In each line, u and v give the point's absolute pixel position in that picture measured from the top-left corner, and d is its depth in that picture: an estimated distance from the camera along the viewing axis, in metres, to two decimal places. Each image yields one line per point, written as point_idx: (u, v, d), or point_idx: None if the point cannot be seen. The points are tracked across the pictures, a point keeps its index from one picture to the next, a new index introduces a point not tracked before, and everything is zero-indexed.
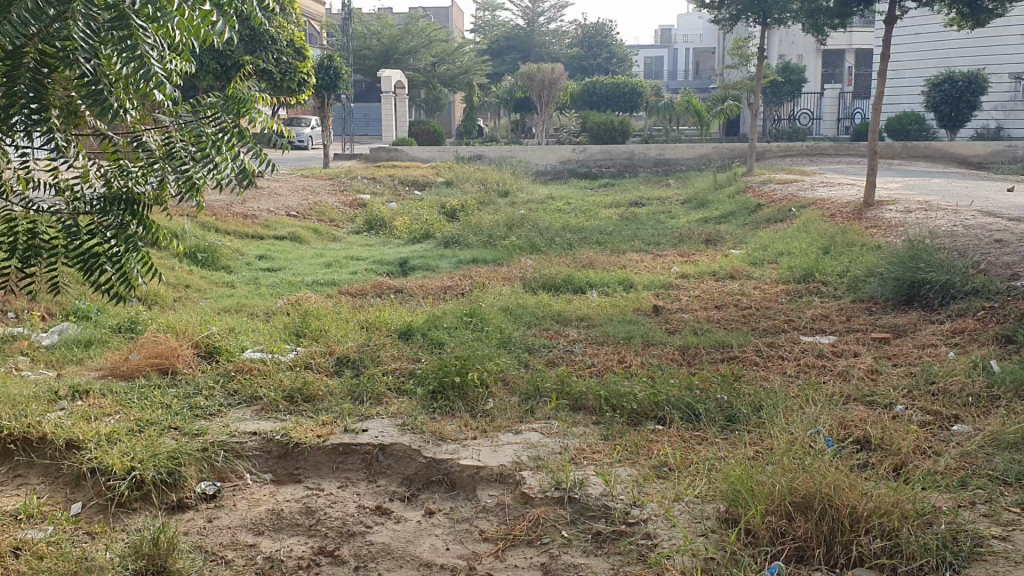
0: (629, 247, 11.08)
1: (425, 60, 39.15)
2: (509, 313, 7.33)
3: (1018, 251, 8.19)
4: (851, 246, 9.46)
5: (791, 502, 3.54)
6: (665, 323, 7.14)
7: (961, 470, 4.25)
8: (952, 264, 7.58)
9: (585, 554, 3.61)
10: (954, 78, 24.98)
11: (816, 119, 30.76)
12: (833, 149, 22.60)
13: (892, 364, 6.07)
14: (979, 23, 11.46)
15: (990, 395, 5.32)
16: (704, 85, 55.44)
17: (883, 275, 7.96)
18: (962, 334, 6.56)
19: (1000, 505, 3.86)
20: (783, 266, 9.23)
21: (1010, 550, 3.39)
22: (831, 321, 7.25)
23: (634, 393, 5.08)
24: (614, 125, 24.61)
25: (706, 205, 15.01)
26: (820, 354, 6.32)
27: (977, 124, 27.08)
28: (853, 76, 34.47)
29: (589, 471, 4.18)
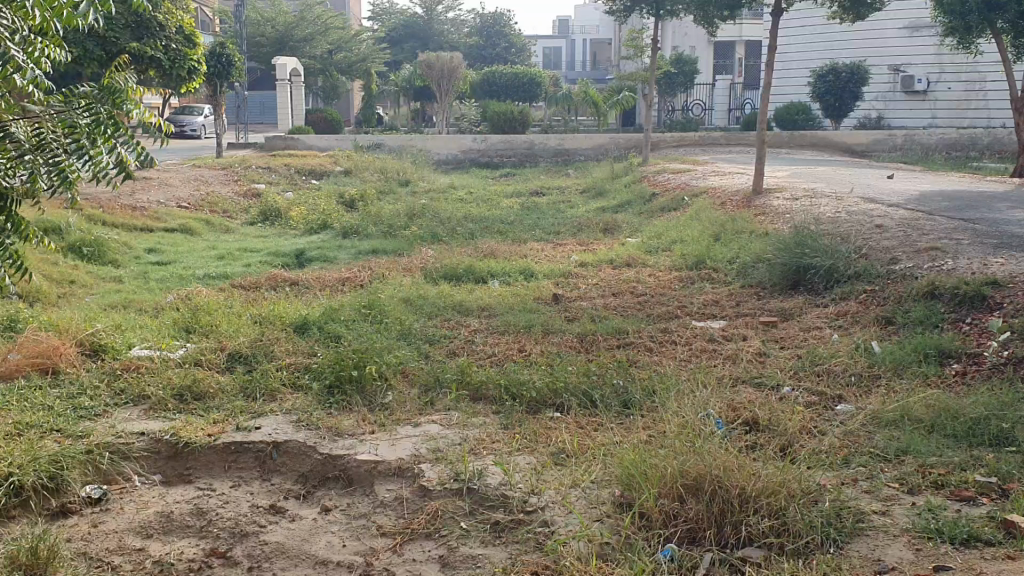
0: (529, 236, 11.14)
1: (321, 47, 38.29)
2: (408, 304, 7.28)
3: (896, 236, 8.56)
4: (741, 233, 9.73)
5: (683, 484, 3.60)
6: (565, 311, 7.20)
7: (844, 448, 4.43)
8: (836, 250, 7.86)
9: (483, 545, 3.62)
10: (838, 70, 25.91)
11: (709, 109, 31.49)
12: (724, 139, 23.17)
13: (779, 346, 6.28)
14: (860, 16, 11.91)
15: (871, 374, 5.56)
16: (601, 76, 56.12)
17: (770, 260, 8.21)
18: (845, 316, 6.84)
19: (881, 480, 4.04)
20: (677, 254, 9.42)
21: (890, 525, 3.56)
22: (722, 306, 7.45)
23: (533, 382, 5.11)
24: (514, 114, 24.60)
25: (604, 194, 15.21)
26: (711, 338, 6.48)
27: (859, 113, 28.28)
28: (742, 67, 35.40)
29: (487, 461, 4.19)
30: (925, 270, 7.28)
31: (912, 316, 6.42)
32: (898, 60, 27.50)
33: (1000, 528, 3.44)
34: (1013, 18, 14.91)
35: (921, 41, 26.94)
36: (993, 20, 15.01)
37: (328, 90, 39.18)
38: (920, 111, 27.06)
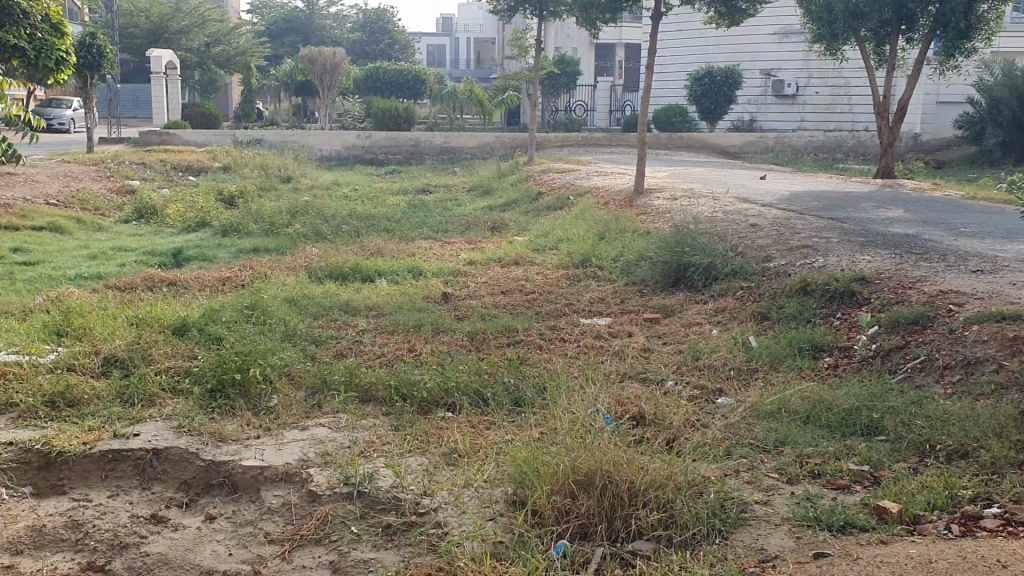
0: (415, 234, 11.07)
1: (199, 39, 37.04)
2: (292, 304, 7.13)
3: (770, 235, 8.88)
4: (624, 232, 9.91)
5: (574, 480, 3.64)
6: (453, 310, 7.19)
7: (726, 440, 4.57)
8: (714, 248, 8.10)
9: (374, 549, 3.58)
10: (713, 73, 26.75)
11: (591, 110, 31.99)
12: (606, 140, 23.54)
13: (663, 342, 6.43)
14: (735, 22, 12.30)
15: (750, 367, 5.75)
16: (485, 75, 56.27)
17: (652, 258, 8.39)
18: (724, 312, 7.05)
19: (762, 471, 4.19)
20: (563, 252, 9.53)
21: (771, 514, 3.69)
22: (607, 303, 7.57)
23: (423, 382, 5.08)
24: (399, 111, 24.51)
25: (490, 192, 15.27)
26: (597, 335, 6.58)
27: (732, 116, 29.07)
28: (623, 70, 36.14)
29: (378, 463, 4.14)
30: (798, 267, 7.56)
31: (787, 311, 6.67)
32: (769, 65, 28.49)
33: (873, 514, 3.60)
34: (875, 27, 15.72)
35: (790, 47, 28.16)
36: (857, 29, 15.80)
37: (205, 84, 37.99)
38: (790, 114, 28.22)
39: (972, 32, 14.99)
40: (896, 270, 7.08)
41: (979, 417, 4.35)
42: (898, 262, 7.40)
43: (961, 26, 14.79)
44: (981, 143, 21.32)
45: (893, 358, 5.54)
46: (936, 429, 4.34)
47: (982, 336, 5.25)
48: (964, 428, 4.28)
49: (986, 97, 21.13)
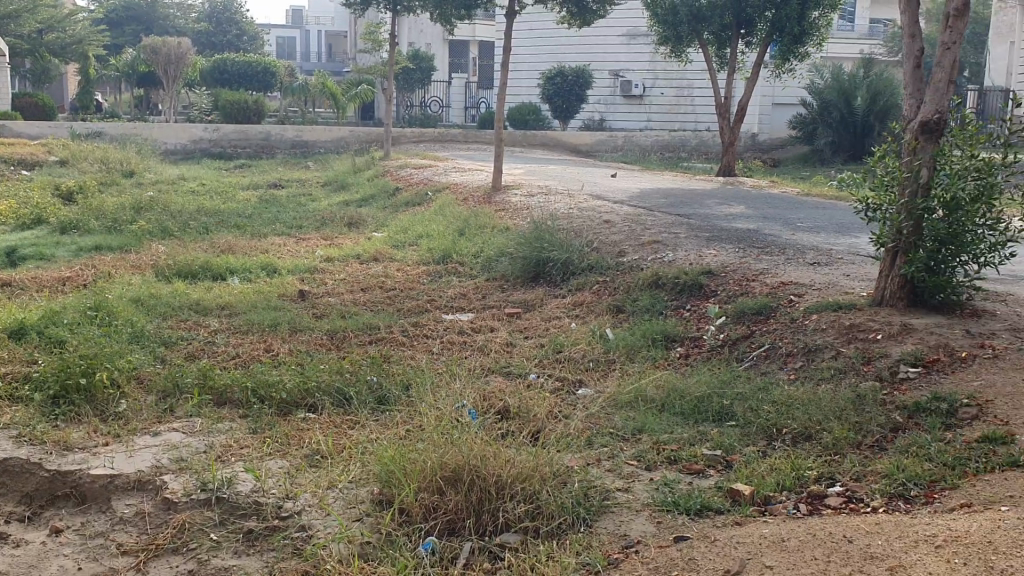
0: (269, 230, 10.79)
1: (30, 26, 33.36)
2: (140, 304, 6.82)
3: (624, 231, 9.12)
4: (483, 228, 9.96)
5: (441, 476, 3.63)
6: (311, 307, 7.05)
7: (588, 430, 4.67)
8: (571, 243, 8.25)
9: (236, 555, 3.48)
10: (565, 73, 27.25)
11: (446, 106, 31.99)
12: (461, 137, 23.60)
13: (524, 336, 6.51)
14: (586, 22, 12.56)
15: (608, 359, 5.90)
16: (338, 69, 55.36)
17: (511, 254, 8.47)
18: (581, 306, 7.20)
19: (622, 459, 4.30)
20: (422, 248, 9.50)
21: (632, 500, 3.80)
22: (468, 299, 7.60)
23: (282, 382, 4.95)
24: (248, 104, 23.83)
25: (346, 187, 15.05)
26: (460, 330, 6.59)
27: (583, 115, 29.62)
28: (477, 67, 36.34)
29: (237, 467, 4.02)
30: (650, 261, 7.79)
31: (641, 304, 6.86)
32: (618, 66, 29.22)
33: (727, 497, 3.75)
34: (717, 31, 16.39)
35: (637, 48, 28.99)
36: (700, 31, 16.42)
37: (37, 73, 35.78)
38: (637, 114, 29.05)
39: (805, 38, 15.86)
40: (741, 263, 7.39)
41: (821, 401, 4.60)
42: (743, 256, 7.74)
43: (795, 32, 15.63)
44: (814, 143, 22.52)
45: (741, 347, 5.79)
46: (782, 413, 4.56)
47: (821, 324, 5.54)
48: (808, 411, 4.51)
49: (817, 99, 22.30)
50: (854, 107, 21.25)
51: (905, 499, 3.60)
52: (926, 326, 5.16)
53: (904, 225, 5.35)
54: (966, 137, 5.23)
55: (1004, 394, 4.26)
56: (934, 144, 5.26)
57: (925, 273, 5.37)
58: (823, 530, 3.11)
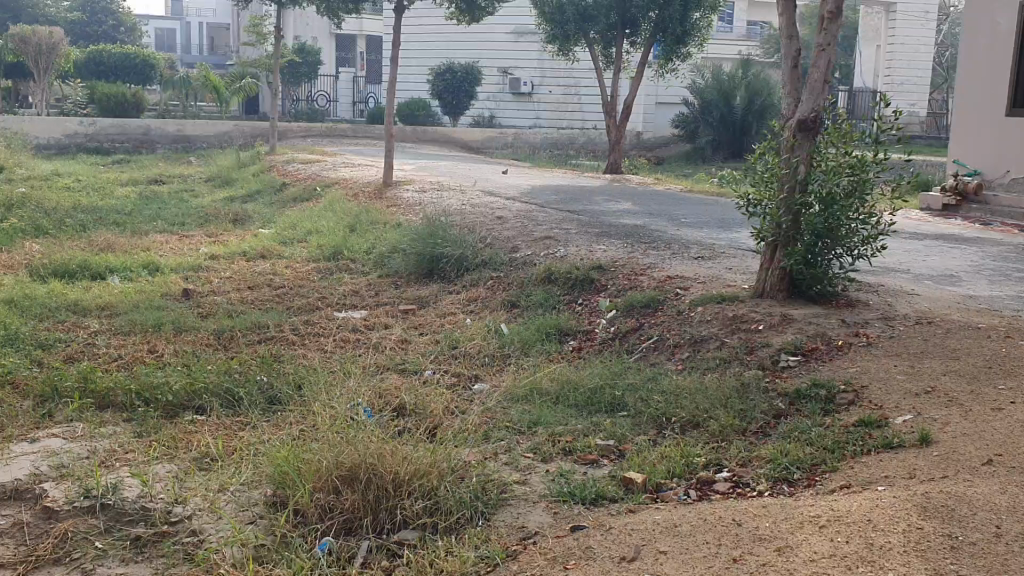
0: (151, 228, 10.43)
1: None
2: (13, 306, 6.50)
3: (516, 226, 9.19)
4: (374, 224, 9.88)
5: (337, 476, 3.60)
6: (197, 306, 6.86)
7: (484, 426, 4.70)
8: (464, 239, 8.26)
9: (123, 563, 3.36)
10: (454, 69, 27.24)
11: (333, 101, 31.54)
12: (350, 132, 23.32)
13: (418, 333, 6.49)
14: (474, 19, 12.57)
15: (502, 354, 5.94)
16: (221, 62, 53.88)
17: (403, 250, 8.42)
18: (476, 301, 7.23)
19: (518, 452, 4.35)
20: (312, 244, 9.35)
21: (529, 492, 3.85)
22: (361, 296, 7.52)
23: (169, 384, 4.81)
24: (126, 97, 22.97)
25: (231, 183, 14.68)
26: (353, 328, 6.52)
27: (472, 112, 29.65)
28: (365, 62, 35.98)
29: (123, 473, 3.89)
30: (542, 257, 7.87)
31: (534, 299, 6.93)
32: (507, 63, 29.37)
33: (621, 485, 3.84)
34: (603, 30, 16.62)
35: (526, 46, 29.21)
36: (587, 31, 16.62)
37: None
38: (526, 111, 29.28)
39: (688, 38, 16.31)
40: (629, 258, 7.54)
41: (708, 390, 4.74)
42: (631, 251, 7.90)
43: (678, 32, 16.05)
44: (695, 142, 23.15)
45: (631, 339, 5.92)
46: (671, 403, 4.68)
47: (706, 316, 5.72)
48: (696, 400, 4.65)
49: (698, 98, 22.93)
50: (732, 106, 21.99)
51: (788, 482, 3.74)
52: (804, 316, 5.38)
53: (783, 220, 5.56)
54: (840, 135, 5.49)
55: (878, 379, 4.47)
56: (811, 141, 5.47)
57: (803, 267, 5.61)
58: (714, 514, 3.20)
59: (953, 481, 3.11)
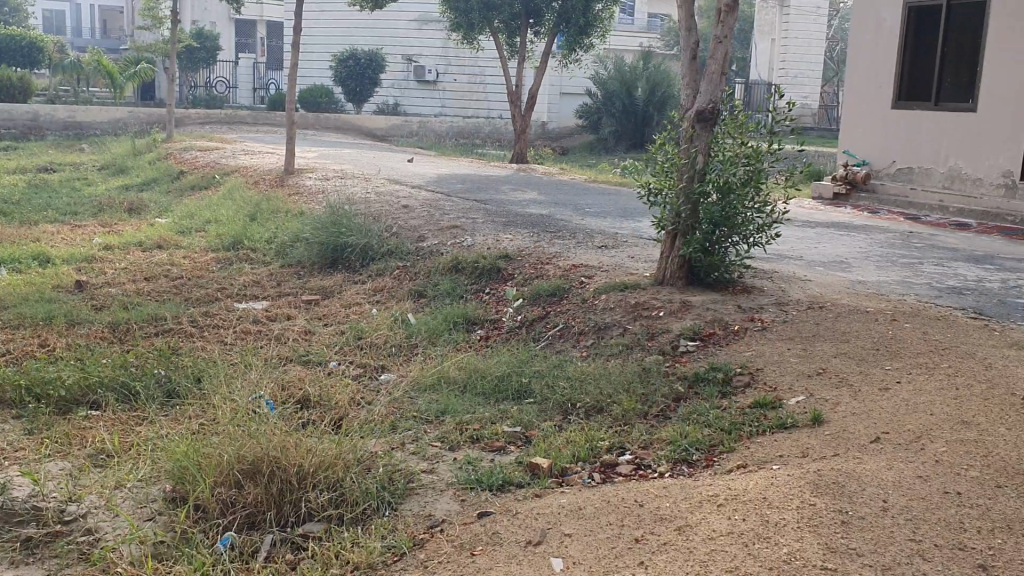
0: (40, 218, 10.01)
1: None
2: None
3: (422, 215, 9.15)
4: (277, 214, 9.70)
5: (239, 470, 3.54)
6: (90, 299, 6.62)
7: (390, 416, 4.69)
8: (369, 228, 8.19)
9: (13, 566, 3.24)
10: (357, 56, 26.89)
11: (233, 87, 30.80)
12: (251, 119, 22.81)
13: (323, 324, 6.42)
14: (378, 6, 12.43)
15: (409, 343, 5.92)
16: (114, 45, 51.95)
17: (306, 239, 8.29)
18: (381, 291, 7.19)
19: (425, 441, 4.35)
20: (211, 234, 9.13)
21: (436, 481, 3.87)
22: (263, 287, 7.39)
23: (61, 379, 4.64)
24: (12, 81, 21.84)
25: (125, 171, 14.19)
26: (255, 319, 6.40)
27: (377, 99, 29.35)
28: (265, 48, 35.24)
29: (12, 472, 3.75)
30: (448, 246, 7.86)
31: (441, 289, 6.92)
32: (411, 50, 29.12)
33: (527, 471, 3.88)
34: (507, 20, 16.62)
35: (430, 34, 29.03)
36: (491, 20, 16.59)
37: None
38: (431, 99, 29.14)
39: (590, 29, 16.55)
40: (535, 247, 7.60)
41: (611, 375, 4.83)
42: (537, 240, 7.96)
43: (580, 23, 16.29)
44: (599, 132, 23.41)
45: (537, 327, 5.97)
46: (576, 389, 4.75)
47: (609, 303, 5.81)
48: (600, 386, 4.73)
49: (602, 89, 23.17)
50: (635, 97, 22.32)
51: (688, 463, 3.84)
52: (703, 302, 5.52)
53: (682, 209, 5.70)
54: (736, 126, 5.64)
55: (774, 362, 4.62)
56: (708, 132, 5.60)
57: (701, 254, 5.77)
58: (617, 497, 3.26)
59: (842, 459, 3.23)
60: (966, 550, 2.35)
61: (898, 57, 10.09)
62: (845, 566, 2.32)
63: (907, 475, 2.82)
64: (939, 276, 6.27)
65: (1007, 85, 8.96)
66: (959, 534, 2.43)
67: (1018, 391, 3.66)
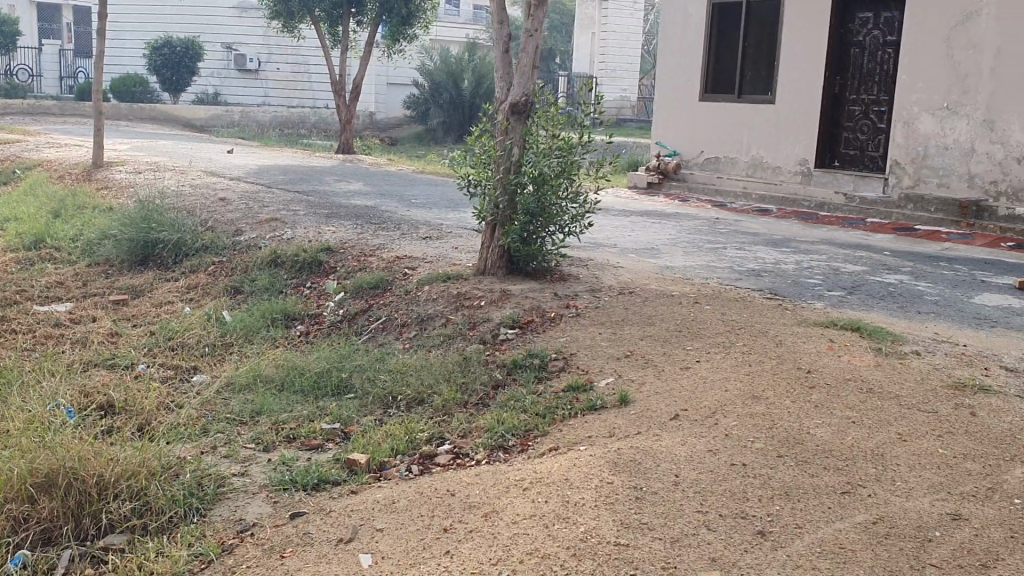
0: None
1: None
2: None
3: (240, 208, 8.87)
4: (84, 209, 9.17)
5: (32, 484, 3.35)
6: None
7: (201, 419, 4.54)
8: (182, 223, 7.88)
9: None
10: (172, 43, 25.72)
11: (37, 76, 28.85)
12: (57, 109, 21.44)
13: (131, 325, 6.14)
14: None
15: (224, 342, 5.75)
16: None
17: (113, 236, 7.88)
18: (196, 289, 6.94)
19: (238, 444, 4.23)
20: (9, 232, 8.54)
21: (248, 484, 3.77)
22: (67, 287, 6.98)
23: None
24: None
25: None
26: (56, 322, 6.04)
27: (195, 89, 28.10)
28: (71, 34, 33.17)
29: None
30: (268, 239, 7.64)
31: (259, 284, 6.73)
32: (231, 39, 28.11)
33: (344, 468, 3.83)
34: (328, 9, 16.32)
35: (250, 22, 28.14)
36: (312, 8, 16.22)
37: None
38: (253, 89, 28.27)
39: (413, 19, 16.51)
40: (357, 239, 7.50)
41: (432, 366, 4.84)
42: (360, 232, 7.85)
43: (403, 13, 16.25)
44: (427, 123, 23.39)
45: (359, 320, 5.90)
46: (397, 381, 4.74)
47: (432, 294, 5.81)
48: (420, 377, 4.73)
49: (428, 80, 23.11)
50: (461, 89, 22.49)
51: (504, 449, 3.90)
52: (521, 291, 5.61)
53: (500, 200, 5.77)
54: (547, 119, 5.76)
55: (586, 346, 4.75)
56: (523, 124, 5.71)
57: (519, 244, 5.86)
58: (430, 488, 3.26)
59: (643, 437, 3.38)
60: (748, 519, 2.49)
61: (705, 50, 10.57)
62: (638, 540, 2.41)
63: (698, 450, 2.99)
64: (739, 259, 6.63)
65: (801, 79, 9.61)
66: (742, 504, 2.57)
67: (804, 366, 3.92)
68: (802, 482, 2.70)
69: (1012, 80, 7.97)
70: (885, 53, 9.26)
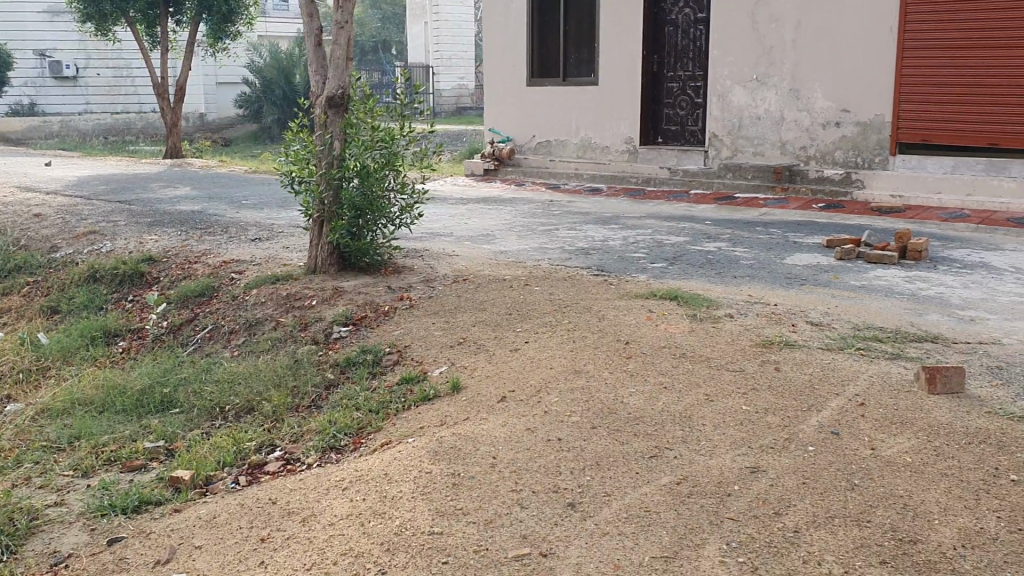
0: None
1: None
2: None
3: (55, 223, 8.40)
4: None
5: None
6: None
7: (14, 450, 4.29)
8: None
9: None
10: None
11: None
12: None
13: None
14: None
15: (40, 366, 5.45)
16: None
17: None
18: (9, 313, 6.55)
19: (54, 472, 4.00)
20: None
21: (63, 514, 3.56)
22: None
23: None
24: None
25: None
26: None
27: (7, 100, 25.79)
28: None
29: None
30: (85, 253, 7.27)
31: (77, 302, 6.40)
32: (43, 45, 26.21)
33: (168, 486, 3.67)
34: (143, 9, 15.60)
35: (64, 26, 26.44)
36: (125, 10, 15.43)
37: None
38: (72, 97, 26.55)
39: (235, 16, 16.03)
40: (181, 246, 7.23)
41: (261, 372, 4.72)
42: (184, 239, 7.56)
43: (223, 11, 15.73)
44: (261, 122, 22.76)
45: (184, 331, 5.68)
46: (224, 391, 4.59)
47: (260, 297, 5.64)
48: (249, 385, 4.60)
49: (258, 77, 22.47)
50: (294, 84, 22.01)
51: (336, 450, 3.81)
52: (353, 287, 5.53)
53: (325, 196, 5.66)
54: (364, 111, 5.67)
55: (419, 337, 4.72)
56: (341, 118, 5.60)
57: (347, 239, 5.76)
58: (253, 498, 3.17)
59: (470, 422, 3.39)
60: (559, 493, 2.54)
61: (526, 36, 10.72)
62: (451, 527, 2.42)
63: (516, 430, 3.03)
64: (570, 239, 6.75)
65: (621, 59, 9.88)
66: (554, 478, 2.63)
67: (624, 337, 4.03)
68: (612, 450, 2.78)
69: (812, 49, 8.40)
70: (697, 30, 9.66)
